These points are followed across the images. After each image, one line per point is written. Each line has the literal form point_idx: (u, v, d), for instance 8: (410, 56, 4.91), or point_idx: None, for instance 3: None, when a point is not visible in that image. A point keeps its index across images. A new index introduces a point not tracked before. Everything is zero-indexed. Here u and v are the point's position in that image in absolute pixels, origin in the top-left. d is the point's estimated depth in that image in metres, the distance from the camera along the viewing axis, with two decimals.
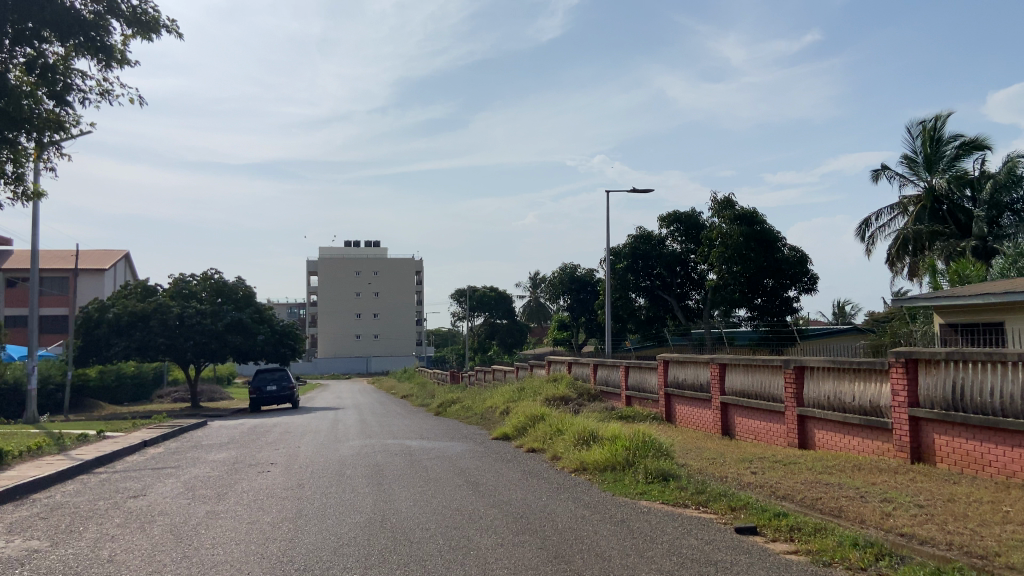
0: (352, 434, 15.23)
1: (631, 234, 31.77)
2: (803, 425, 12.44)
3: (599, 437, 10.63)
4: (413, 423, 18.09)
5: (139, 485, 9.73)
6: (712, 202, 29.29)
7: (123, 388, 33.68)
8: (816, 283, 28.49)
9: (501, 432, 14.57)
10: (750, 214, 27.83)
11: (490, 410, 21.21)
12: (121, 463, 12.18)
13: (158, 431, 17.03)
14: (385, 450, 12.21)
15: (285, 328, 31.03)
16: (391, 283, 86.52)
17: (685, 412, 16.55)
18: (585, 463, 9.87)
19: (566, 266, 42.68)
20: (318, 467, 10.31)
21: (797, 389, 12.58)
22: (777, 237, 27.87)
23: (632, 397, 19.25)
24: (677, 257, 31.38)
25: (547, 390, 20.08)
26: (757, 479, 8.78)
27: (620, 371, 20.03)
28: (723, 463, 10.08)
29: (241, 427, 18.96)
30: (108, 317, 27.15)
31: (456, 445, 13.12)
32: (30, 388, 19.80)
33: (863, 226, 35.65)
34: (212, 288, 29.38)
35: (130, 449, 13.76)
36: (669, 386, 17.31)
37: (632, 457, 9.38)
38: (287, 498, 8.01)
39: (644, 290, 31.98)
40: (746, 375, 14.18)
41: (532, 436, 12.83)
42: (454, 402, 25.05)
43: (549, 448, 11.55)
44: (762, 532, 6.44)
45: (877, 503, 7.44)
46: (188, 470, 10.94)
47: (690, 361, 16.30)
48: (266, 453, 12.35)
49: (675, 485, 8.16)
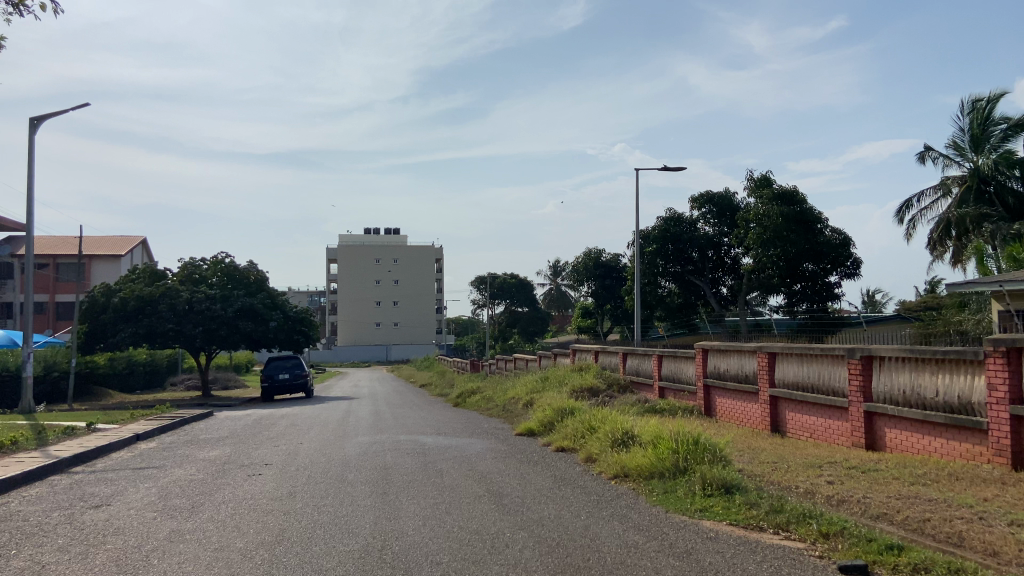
0: (362, 428, 13.83)
1: (660, 216, 30.09)
2: (872, 424, 10.92)
3: (641, 437, 9.15)
4: (430, 416, 16.73)
5: (109, 490, 8.39)
6: (749, 181, 27.70)
7: (134, 376, 32.69)
8: (860, 268, 26.67)
9: (525, 428, 13.12)
10: (790, 193, 25.93)
11: (513, 402, 19.78)
12: (102, 462, 10.85)
13: (156, 423, 15.77)
14: (394, 449, 10.80)
15: (299, 315, 29.75)
16: (411, 271, 85.36)
17: (728, 407, 15.00)
18: (626, 468, 8.40)
19: (590, 251, 41.07)
20: (319, 470, 8.93)
21: (864, 383, 11.03)
22: (818, 218, 26.08)
23: (666, 389, 17.76)
24: (709, 241, 29.75)
25: (573, 381, 18.62)
26: (837, 491, 7.30)
27: (652, 360, 18.51)
28: (791, 470, 8.60)
29: (247, 419, 17.65)
30: (114, 302, 26.04)
31: (475, 442, 11.67)
32: (26, 375, 18.64)
33: (905, 208, 33.82)
34: (222, 273, 28.24)
35: (117, 444, 12.47)
36: (709, 378, 15.76)
37: (684, 462, 7.93)
38: (270, 513, 6.61)
39: (675, 276, 30.29)
40: (800, 367, 12.64)
41: (561, 432, 11.38)
42: (474, 392, 23.69)
43: (581, 448, 10.11)
44: (875, 574, 4.98)
45: (1006, 528, 5.88)
46: (171, 471, 9.56)
47: (733, 350, 14.72)
48: (264, 451, 10.97)
49: (742, 500, 6.70)
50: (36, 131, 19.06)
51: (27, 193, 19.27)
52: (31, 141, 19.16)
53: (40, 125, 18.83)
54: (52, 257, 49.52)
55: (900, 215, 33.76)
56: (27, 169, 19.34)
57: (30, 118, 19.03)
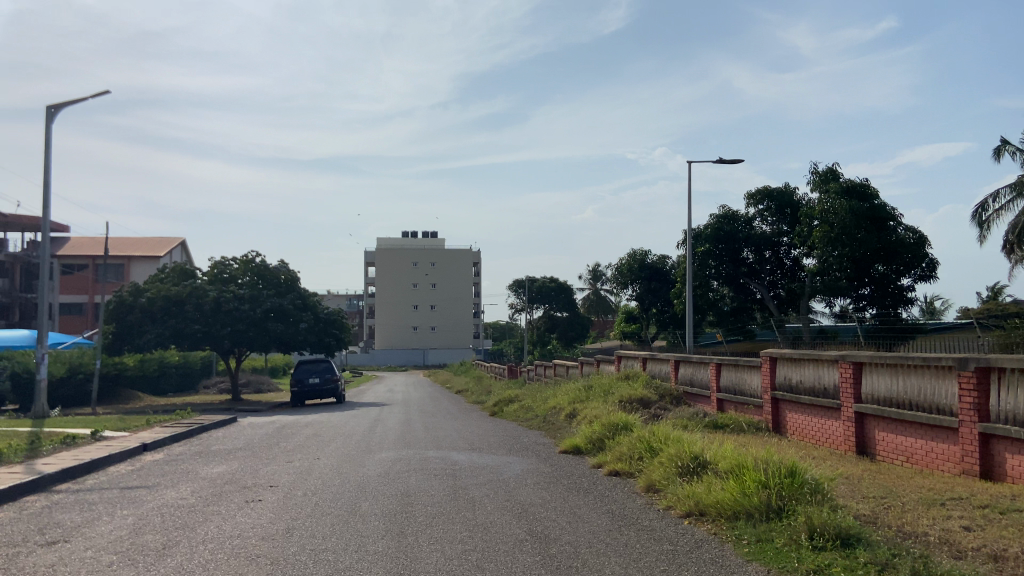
0: (389, 441, 12.38)
1: (714, 213, 28.26)
2: (989, 449, 9.09)
3: (717, 464, 7.51)
4: (464, 427, 15.23)
5: (79, 518, 7.01)
6: (812, 175, 25.69)
7: (165, 378, 31.96)
8: (935, 270, 24.47)
9: (571, 444, 11.51)
10: (859, 186, 23.92)
11: (555, 413, 18.19)
12: (93, 479, 9.53)
13: (169, 431, 14.56)
14: (422, 469, 9.30)
15: (330, 317, 28.52)
16: (449, 275, 84.47)
17: (801, 423, 13.24)
18: (702, 505, 6.79)
19: (634, 253, 39.31)
20: (329, 497, 7.45)
21: (979, 400, 9.21)
22: (889, 214, 23.88)
23: (725, 401, 16.03)
24: (767, 240, 27.74)
25: (622, 390, 16.95)
26: (985, 544, 5.61)
27: (709, 368, 16.77)
28: (911, 512, 6.90)
29: (269, 428, 16.35)
30: (141, 302, 25.23)
31: (515, 461, 10.09)
32: (40, 378, 17.64)
33: (978, 208, 31.40)
34: (253, 272, 27.17)
35: (118, 456, 11.20)
36: (778, 390, 13.99)
37: (781, 501, 6.31)
38: (254, 563, 5.13)
39: (727, 278, 28.36)
40: (895, 380, 10.85)
41: (615, 452, 9.75)
42: (512, 401, 22.18)
43: (643, 474, 8.51)
44: None
45: None
46: (160, 492, 8.16)
47: (809, 358, 12.95)
48: (273, 469, 9.56)
49: (868, 559, 5.06)
50: (54, 120, 18.11)
51: (44, 185, 18.33)
52: (48, 129, 18.24)
53: (57, 112, 17.90)
54: (91, 258, 49.73)
55: (975, 216, 31.45)
56: (45, 159, 18.40)
57: (47, 105, 18.14)
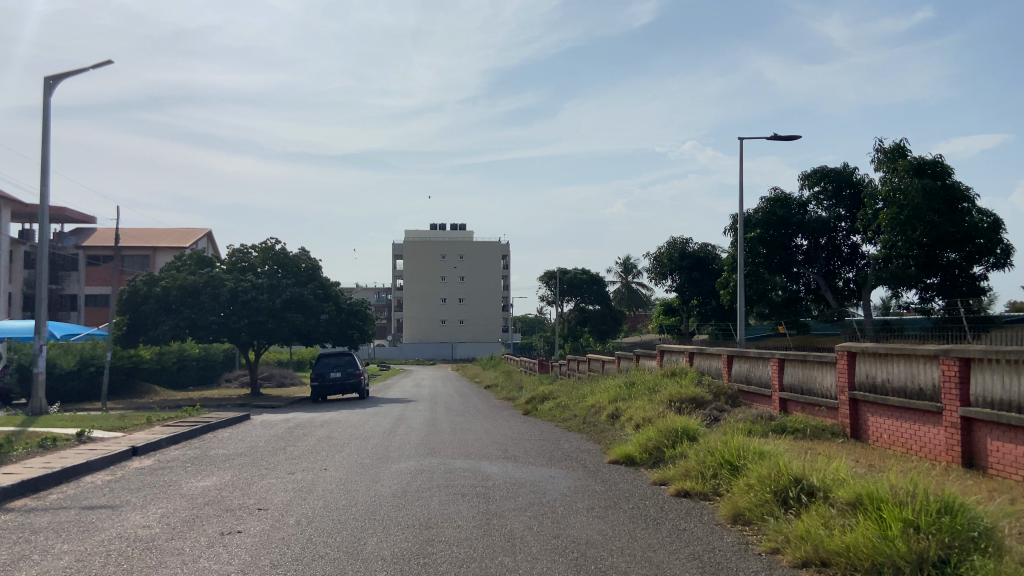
0: (409, 448, 10.71)
1: (765, 197, 26.16)
2: None
3: (832, 491, 5.74)
4: (495, 429, 13.52)
5: (5, 555, 5.44)
6: (877, 153, 23.57)
7: (184, 371, 30.77)
8: (1011, 257, 22.21)
9: (623, 453, 9.75)
10: (931, 164, 21.77)
11: (596, 413, 16.45)
12: (55, 494, 7.97)
13: (167, 432, 13.09)
14: (446, 485, 7.61)
15: (353, 308, 27.03)
16: (477, 267, 82.90)
17: (887, 430, 11.30)
18: (825, 552, 5.02)
19: (674, 242, 37.29)
20: (330, 530, 5.81)
21: None
22: (964, 195, 21.67)
23: (789, 401, 14.13)
24: (823, 225, 25.66)
25: (670, 387, 15.14)
26: None
27: (770, 364, 14.84)
28: None
29: (281, 427, 14.80)
30: (155, 292, 23.94)
31: (558, 476, 8.38)
32: (37, 372, 16.29)
33: None
34: (272, 260, 25.71)
35: (98, 463, 9.68)
36: (857, 390, 12.05)
37: (944, 551, 4.54)
38: None
39: (780, 266, 26.31)
40: (1016, 380, 8.87)
41: (682, 466, 7.96)
42: (545, 398, 20.49)
43: (726, 497, 6.72)
44: None
45: None
46: (125, 517, 6.56)
47: (899, 352, 11.00)
48: (268, 485, 7.94)
49: None
50: (52, 92, 16.75)
51: (43, 162, 17.01)
52: (46, 103, 16.88)
53: (55, 83, 16.52)
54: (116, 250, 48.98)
55: None
56: (44, 134, 17.05)
57: (45, 77, 16.76)
